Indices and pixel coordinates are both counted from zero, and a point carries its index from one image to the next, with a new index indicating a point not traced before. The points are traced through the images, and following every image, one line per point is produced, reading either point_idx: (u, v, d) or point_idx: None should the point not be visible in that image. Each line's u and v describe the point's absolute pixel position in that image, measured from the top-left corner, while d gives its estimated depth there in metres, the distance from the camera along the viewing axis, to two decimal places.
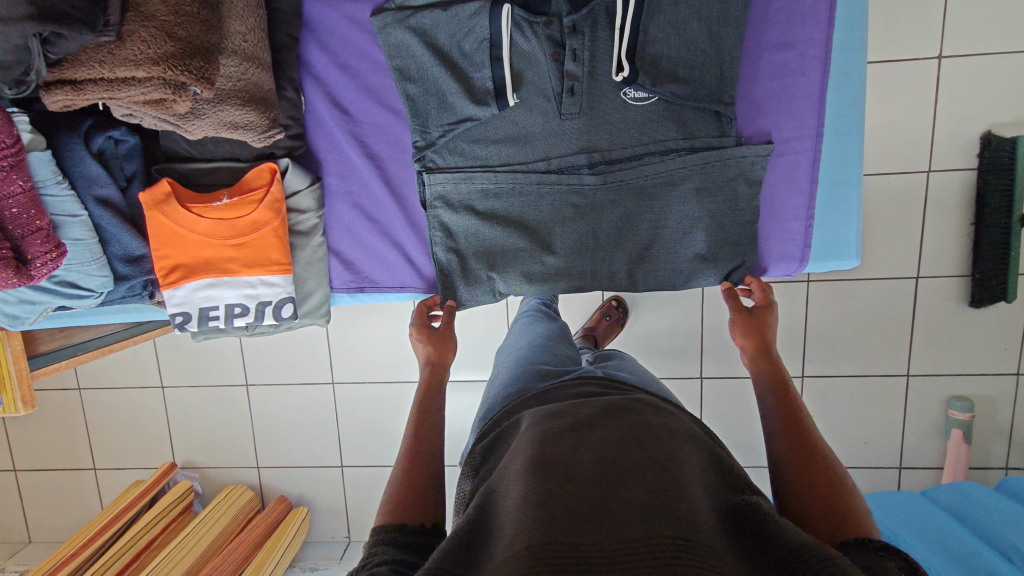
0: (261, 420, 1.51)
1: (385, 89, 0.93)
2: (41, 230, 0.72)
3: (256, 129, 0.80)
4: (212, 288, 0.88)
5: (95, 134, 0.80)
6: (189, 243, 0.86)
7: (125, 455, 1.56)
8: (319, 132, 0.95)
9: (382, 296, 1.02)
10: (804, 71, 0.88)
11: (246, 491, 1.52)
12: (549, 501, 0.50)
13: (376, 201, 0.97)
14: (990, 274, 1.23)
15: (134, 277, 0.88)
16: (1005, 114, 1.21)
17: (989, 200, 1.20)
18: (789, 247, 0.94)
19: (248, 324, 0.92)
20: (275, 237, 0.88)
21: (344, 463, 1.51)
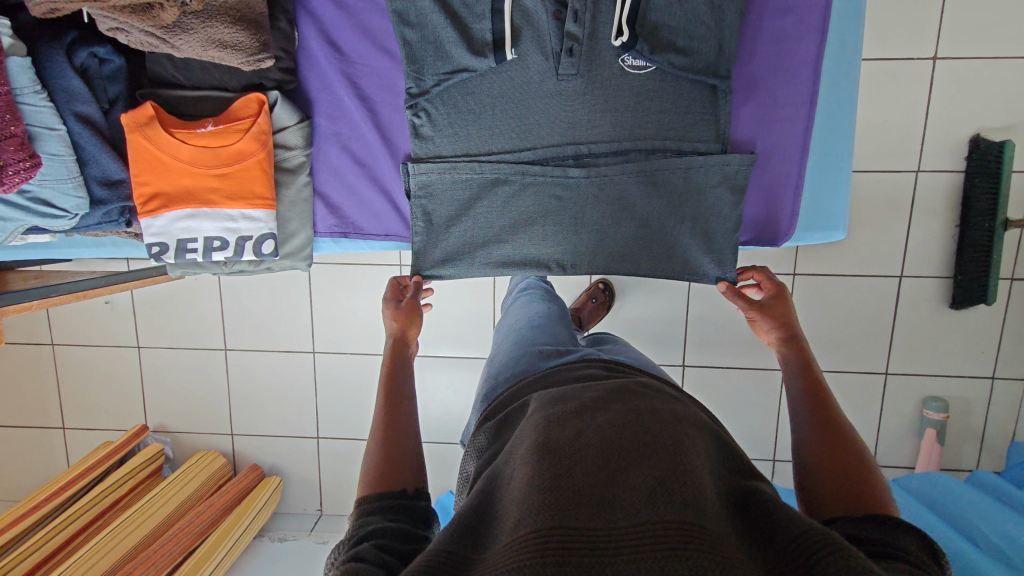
0: (238, 386, 1.49)
1: (381, 30, 0.91)
2: (15, 137, 0.71)
3: (245, 50, 0.77)
4: (191, 220, 0.87)
5: (79, 47, 0.80)
6: (170, 170, 0.85)
7: (96, 414, 1.52)
8: (312, 71, 0.93)
9: (366, 244, 1.01)
10: (802, 38, 0.88)
11: (219, 457, 1.49)
12: (553, 486, 0.48)
13: (365, 145, 0.96)
14: (972, 276, 1.25)
15: (111, 202, 0.85)
16: (994, 117, 1.22)
17: (974, 201, 1.22)
18: (778, 215, 0.94)
19: (227, 260, 0.90)
20: (260, 169, 0.86)
21: (320, 435, 1.49)
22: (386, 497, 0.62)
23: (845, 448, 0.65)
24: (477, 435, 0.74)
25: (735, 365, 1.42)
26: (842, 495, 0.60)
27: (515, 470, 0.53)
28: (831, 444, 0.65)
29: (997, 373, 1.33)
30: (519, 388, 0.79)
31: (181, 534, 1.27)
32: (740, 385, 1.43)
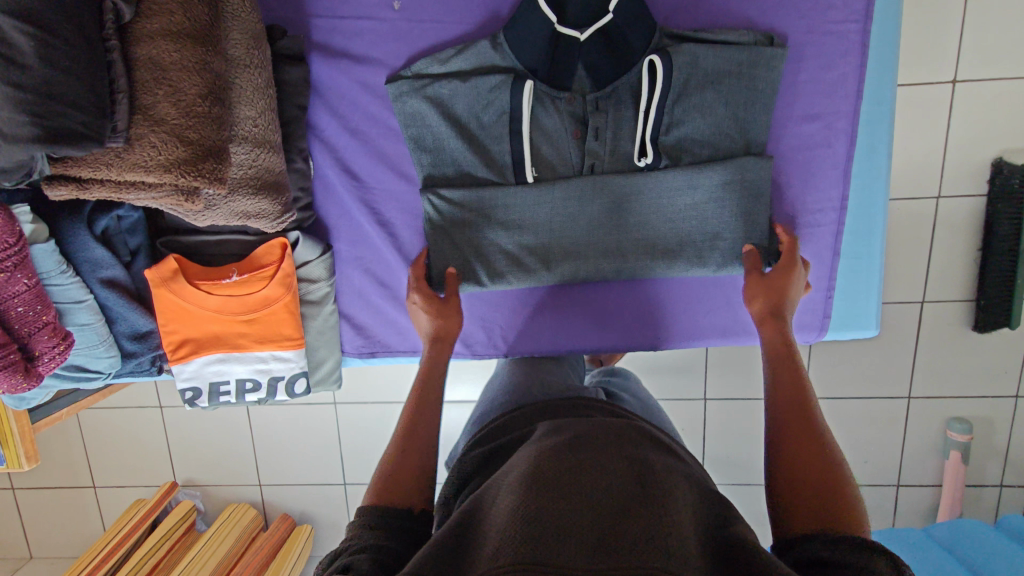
0: (263, 438, 1.51)
1: (396, 153, 0.97)
2: (49, 323, 0.75)
3: (270, 216, 0.85)
4: (222, 363, 0.93)
5: (99, 216, 0.83)
6: (199, 318, 0.90)
7: (126, 474, 1.56)
8: (331, 199, 0.99)
9: (393, 360, 1.04)
10: (831, 143, 0.93)
11: (249, 509, 1.53)
12: (534, 520, 0.49)
13: (386, 267, 1.01)
14: (996, 299, 1.23)
15: (141, 353, 0.92)
16: (1017, 139, 1.19)
17: (997, 227, 1.21)
18: (811, 317, 1.00)
19: (259, 399, 0.97)
20: (286, 312, 0.92)
21: (347, 481, 1.51)
22: (385, 505, 0.65)
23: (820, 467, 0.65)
24: (464, 456, 0.74)
25: (752, 395, 1.43)
26: (815, 503, 0.62)
27: (500, 499, 0.55)
28: (813, 468, 0.65)
29: (1021, 392, 1.32)
30: (512, 411, 0.80)
31: None
32: (760, 414, 1.44)
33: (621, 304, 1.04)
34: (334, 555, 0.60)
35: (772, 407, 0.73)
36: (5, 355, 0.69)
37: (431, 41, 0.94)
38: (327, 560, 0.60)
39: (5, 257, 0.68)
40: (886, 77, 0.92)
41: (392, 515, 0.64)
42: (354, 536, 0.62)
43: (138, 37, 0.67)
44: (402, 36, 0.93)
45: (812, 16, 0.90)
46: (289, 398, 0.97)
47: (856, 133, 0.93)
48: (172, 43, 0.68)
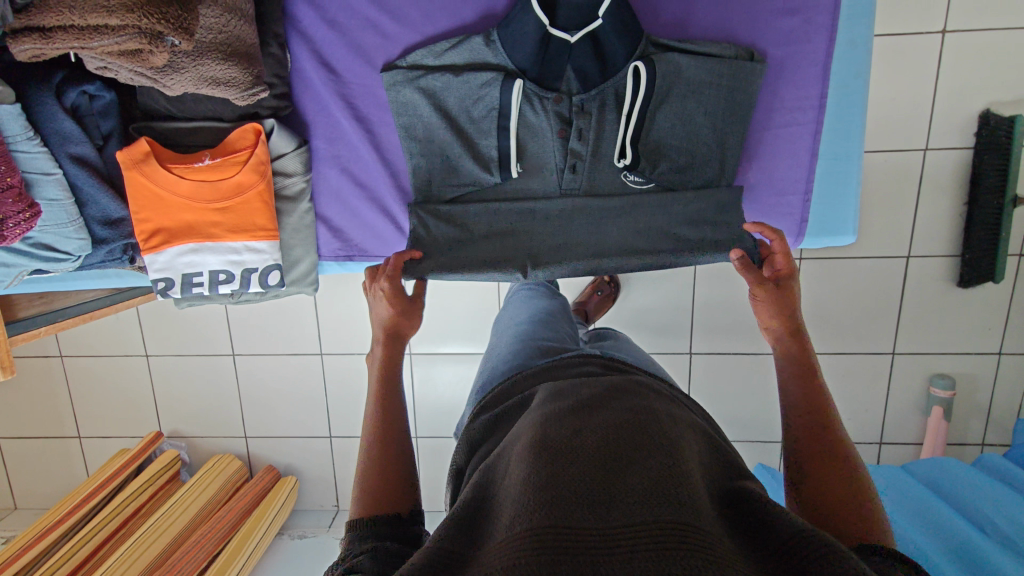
0: (248, 390, 1.50)
1: (372, 47, 0.94)
2: (13, 188, 0.75)
3: (239, 86, 0.82)
4: (195, 254, 0.92)
5: (67, 88, 0.82)
6: (170, 204, 0.90)
7: (110, 423, 1.55)
8: (307, 93, 0.97)
9: (370, 264, 1.06)
10: (811, 37, 0.92)
11: (235, 460, 1.52)
12: (547, 482, 0.46)
13: (364, 167, 1.00)
14: (981, 253, 1.23)
15: (112, 240, 0.91)
16: (1005, 91, 1.19)
17: (983, 178, 1.20)
18: (788, 221, 1.00)
19: (233, 292, 0.95)
20: (260, 201, 0.91)
21: (333, 434, 1.51)
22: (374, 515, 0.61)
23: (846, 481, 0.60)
24: (468, 431, 0.71)
25: (740, 350, 1.43)
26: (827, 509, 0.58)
27: (510, 468, 0.52)
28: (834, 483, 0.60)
29: (1004, 349, 1.33)
30: (514, 380, 0.78)
31: (201, 543, 1.30)
32: (748, 369, 1.44)
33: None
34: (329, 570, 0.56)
35: (795, 406, 0.68)
36: None
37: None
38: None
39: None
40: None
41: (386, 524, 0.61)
42: (348, 547, 0.58)
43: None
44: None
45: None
46: (264, 290, 0.96)
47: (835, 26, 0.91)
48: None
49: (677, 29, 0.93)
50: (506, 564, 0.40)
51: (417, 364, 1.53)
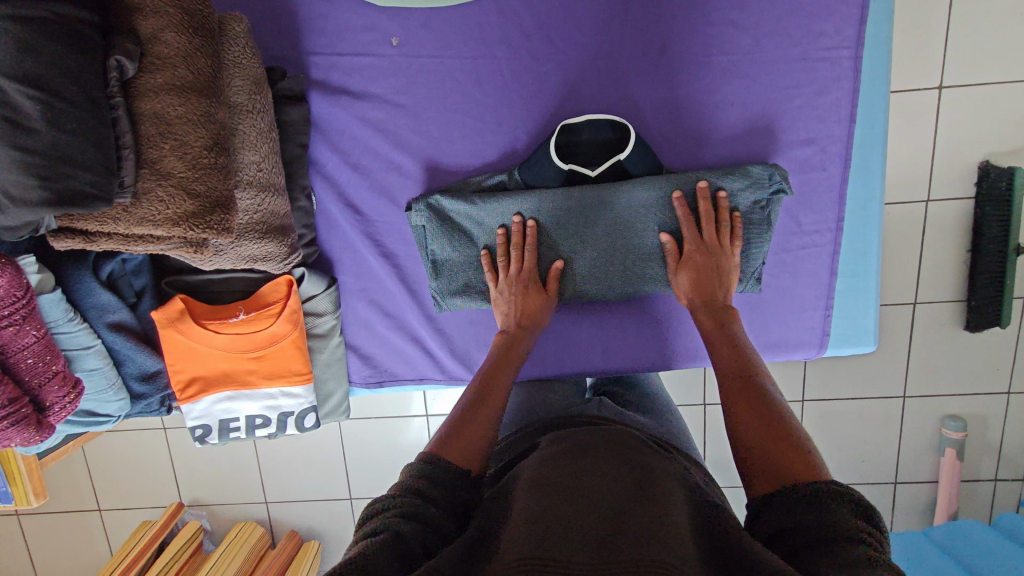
0: (268, 459, 1.51)
1: (396, 187, 0.95)
2: (58, 373, 0.75)
3: (277, 257, 0.86)
4: (231, 400, 0.93)
5: (105, 261, 0.83)
6: (206, 357, 0.90)
7: (132, 497, 1.55)
8: (333, 231, 0.97)
9: (401, 388, 1.05)
10: (826, 165, 0.93)
11: (257, 527, 1.52)
12: (542, 523, 0.48)
13: (391, 297, 1.00)
14: (986, 301, 1.25)
15: (151, 394, 0.93)
16: (1002, 141, 1.21)
17: (986, 229, 1.22)
18: (811, 334, 1.01)
19: (269, 434, 0.97)
20: (295, 348, 0.92)
21: (353, 496, 1.52)
22: (445, 458, 0.64)
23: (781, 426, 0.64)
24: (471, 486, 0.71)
25: None
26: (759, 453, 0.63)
27: (511, 504, 0.54)
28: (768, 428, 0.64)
29: (1013, 389, 1.35)
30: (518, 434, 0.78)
31: None
32: None
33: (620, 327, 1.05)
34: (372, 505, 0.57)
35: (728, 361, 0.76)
36: (16, 410, 0.69)
37: (434, 83, 0.91)
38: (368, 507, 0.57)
39: (12, 309, 0.69)
40: (877, 96, 0.91)
41: (452, 474, 0.62)
42: (398, 482, 0.61)
43: (142, 91, 0.68)
44: (402, 70, 0.90)
45: (803, 45, 0.89)
46: (299, 432, 0.97)
47: (849, 153, 0.93)
48: (177, 96, 0.69)
49: (697, 140, 0.93)
50: None
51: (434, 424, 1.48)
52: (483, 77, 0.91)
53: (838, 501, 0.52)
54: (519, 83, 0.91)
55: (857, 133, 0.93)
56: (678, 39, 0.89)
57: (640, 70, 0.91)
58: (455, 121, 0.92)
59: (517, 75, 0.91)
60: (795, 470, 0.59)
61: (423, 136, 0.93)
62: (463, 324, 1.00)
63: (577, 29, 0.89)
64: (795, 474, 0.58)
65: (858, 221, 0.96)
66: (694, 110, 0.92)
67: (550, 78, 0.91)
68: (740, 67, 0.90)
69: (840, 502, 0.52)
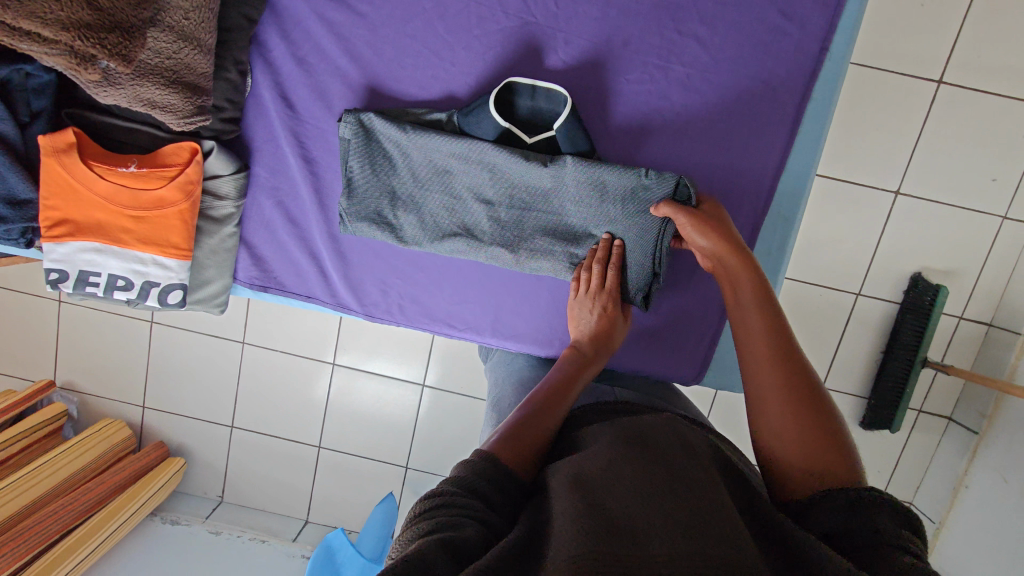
0: (159, 362, 1.45)
1: (336, 95, 0.91)
2: None
3: (178, 112, 0.79)
4: (98, 254, 0.87)
5: (1, 66, 0.75)
6: (84, 200, 0.85)
7: (2, 361, 1.46)
8: (260, 120, 0.93)
9: (285, 299, 1.02)
10: (738, 206, 0.90)
11: (125, 428, 1.45)
12: (592, 514, 0.46)
13: (300, 205, 0.97)
14: (885, 404, 1.30)
15: (12, 221, 0.85)
16: (938, 259, 1.28)
17: (902, 335, 1.27)
18: (692, 358, 1.02)
19: (128, 300, 0.91)
20: (179, 219, 0.87)
21: (235, 425, 1.47)
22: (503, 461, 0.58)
23: (822, 417, 0.61)
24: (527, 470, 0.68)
25: None
26: (800, 437, 0.60)
27: (553, 499, 0.51)
28: (805, 419, 0.61)
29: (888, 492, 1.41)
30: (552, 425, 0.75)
31: (65, 509, 1.20)
32: None
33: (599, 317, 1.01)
34: (423, 501, 0.51)
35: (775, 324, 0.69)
36: None
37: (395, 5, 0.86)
38: (418, 502, 0.52)
39: None
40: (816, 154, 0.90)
41: (509, 478, 0.56)
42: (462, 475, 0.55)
43: None
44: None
45: (758, 79, 0.86)
46: (160, 307, 0.92)
47: (770, 197, 0.90)
48: None
49: (630, 149, 0.89)
50: None
51: (338, 374, 1.44)
52: (445, 13, 0.87)
53: (880, 506, 0.51)
54: (483, 31, 0.87)
55: (781, 185, 0.90)
56: (644, 35, 0.85)
57: (602, 56, 0.87)
58: (408, 50, 0.88)
59: (480, 23, 0.87)
60: (833, 469, 0.57)
61: (375, 52, 0.88)
62: (367, 253, 0.98)
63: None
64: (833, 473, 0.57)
65: (759, 264, 0.93)
66: (641, 110, 0.88)
67: (512, 36, 0.87)
68: (697, 86, 0.86)
69: (879, 507, 0.51)
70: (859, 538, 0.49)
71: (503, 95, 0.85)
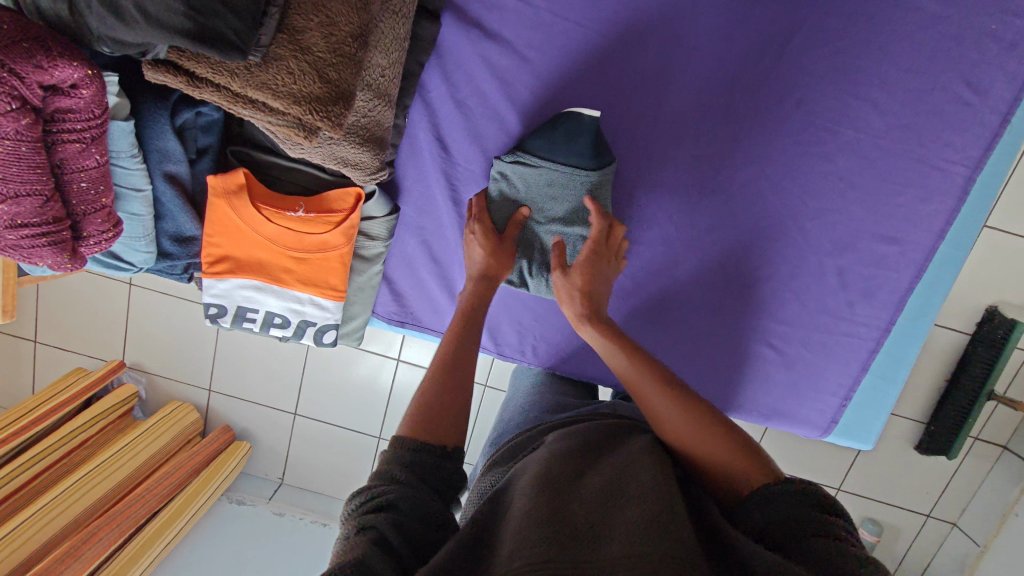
0: (226, 350, 1.47)
1: (491, 138, 0.91)
2: (104, 208, 0.70)
3: (366, 169, 0.81)
4: (256, 292, 0.92)
5: (183, 108, 0.77)
6: (248, 240, 0.88)
7: (73, 341, 1.49)
8: (412, 160, 0.94)
9: (419, 334, 1.05)
10: (899, 268, 0.91)
11: (192, 411, 1.48)
12: (552, 517, 0.47)
13: (444, 245, 0.98)
14: (945, 432, 1.31)
15: (178, 257, 0.90)
16: (1016, 293, 1.28)
17: (970, 367, 1.28)
18: (818, 417, 1.00)
19: (282, 335, 0.97)
20: (339, 262, 0.91)
21: (297, 412, 1.50)
22: (418, 442, 0.61)
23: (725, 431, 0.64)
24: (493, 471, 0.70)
25: None
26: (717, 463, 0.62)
27: (511, 500, 0.52)
28: (718, 441, 0.63)
29: (933, 513, 1.44)
30: (530, 431, 0.76)
31: (149, 494, 1.25)
32: None
33: (705, 362, 1.00)
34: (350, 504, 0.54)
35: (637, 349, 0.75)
36: (56, 231, 0.64)
37: (568, 53, 0.85)
38: (347, 503, 0.55)
39: (86, 126, 0.63)
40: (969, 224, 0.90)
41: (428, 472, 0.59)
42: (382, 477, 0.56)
43: None
44: (540, 24, 0.84)
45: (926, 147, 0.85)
46: (313, 343, 0.98)
47: (925, 265, 0.90)
48: None
49: (794, 206, 0.90)
50: None
51: (404, 371, 1.46)
52: (613, 62, 0.86)
53: (797, 496, 0.53)
54: (649, 82, 0.86)
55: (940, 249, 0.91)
56: (820, 97, 0.85)
57: (772, 115, 0.86)
58: (569, 94, 0.87)
59: (649, 75, 0.86)
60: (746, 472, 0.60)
61: (535, 97, 0.88)
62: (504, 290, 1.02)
63: (727, 51, 0.84)
64: (750, 476, 0.60)
65: (902, 332, 0.96)
66: (790, 164, 0.88)
67: (672, 88, 0.86)
68: (881, 156, 0.86)
69: (795, 495, 0.54)
70: (791, 532, 0.51)
71: (554, 119, 0.84)
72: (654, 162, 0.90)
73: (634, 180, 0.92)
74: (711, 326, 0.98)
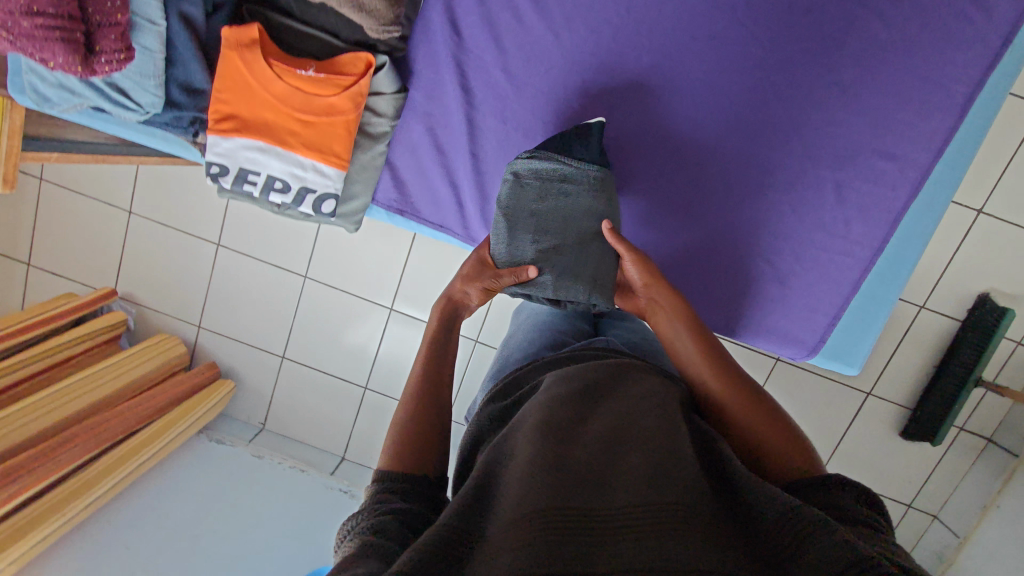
0: (219, 284, 1.46)
1: (504, 25, 0.95)
2: (117, 25, 0.80)
3: (378, 19, 0.90)
4: (260, 154, 0.97)
5: None
6: (257, 96, 0.93)
7: (66, 266, 1.48)
8: (425, 43, 0.98)
9: (416, 225, 1.09)
10: (896, 186, 0.92)
11: (179, 344, 1.48)
12: (559, 462, 0.46)
13: (449, 133, 1.02)
14: (929, 414, 1.31)
15: (186, 108, 0.95)
16: (1008, 283, 1.29)
17: (959, 352, 1.28)
18: (806, 334, 1.00)
19: (281, 202, 1.02)
20: (344, 128, 0.96)
21: (285, 355, 1.49)
22: (404, 470, 0.60)
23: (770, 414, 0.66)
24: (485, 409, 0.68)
25: None
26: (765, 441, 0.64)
27: (516, 445, 0.51)
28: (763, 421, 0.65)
29: (914, 503, 1.43)
30: (526, 368, 0.76)
31: (129, 412, 1.25)
32: None
33: (695, 288, 1.01)
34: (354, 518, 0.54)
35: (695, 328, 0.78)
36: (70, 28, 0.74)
37: None
38: (347, 521, 0.55)
39: None
40: (962, 152, 0.92)
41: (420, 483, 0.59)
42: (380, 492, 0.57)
43: None
44: None
45: (928, 62, 0.87)
46: (311, 212, 1.02)
47: (921, 184, 0.92)
48: None
49: (789, 126, 0.92)
50: (520, 550, 0.38)
51: (396, 322, 1.44)
52: None
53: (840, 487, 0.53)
54: None
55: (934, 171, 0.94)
56: (826, 8, 0.88)
57: (775, 29, 0.90)
58: None
59: None
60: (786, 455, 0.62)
61: None
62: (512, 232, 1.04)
63: None
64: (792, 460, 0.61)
65: (887, 265, 0.98)
66: (792, 85, 0.91)
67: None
68: (871, 66, 0.89)
69: (841, 489, 0.53)
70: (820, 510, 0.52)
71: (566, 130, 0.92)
72: (656, 71, 0.94)
73: (637, 85, 0.95)
74: (705, 248, 0.99)
